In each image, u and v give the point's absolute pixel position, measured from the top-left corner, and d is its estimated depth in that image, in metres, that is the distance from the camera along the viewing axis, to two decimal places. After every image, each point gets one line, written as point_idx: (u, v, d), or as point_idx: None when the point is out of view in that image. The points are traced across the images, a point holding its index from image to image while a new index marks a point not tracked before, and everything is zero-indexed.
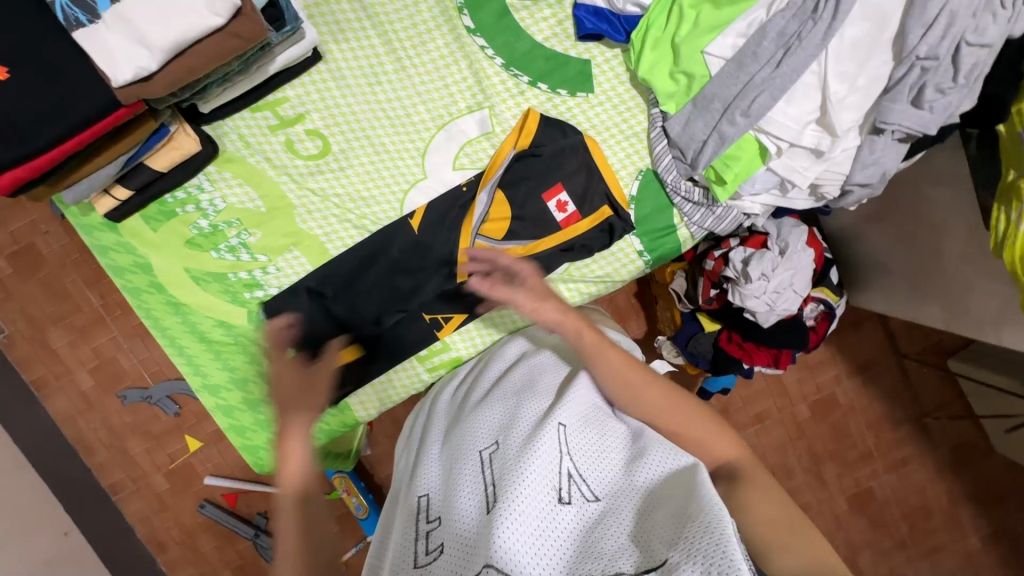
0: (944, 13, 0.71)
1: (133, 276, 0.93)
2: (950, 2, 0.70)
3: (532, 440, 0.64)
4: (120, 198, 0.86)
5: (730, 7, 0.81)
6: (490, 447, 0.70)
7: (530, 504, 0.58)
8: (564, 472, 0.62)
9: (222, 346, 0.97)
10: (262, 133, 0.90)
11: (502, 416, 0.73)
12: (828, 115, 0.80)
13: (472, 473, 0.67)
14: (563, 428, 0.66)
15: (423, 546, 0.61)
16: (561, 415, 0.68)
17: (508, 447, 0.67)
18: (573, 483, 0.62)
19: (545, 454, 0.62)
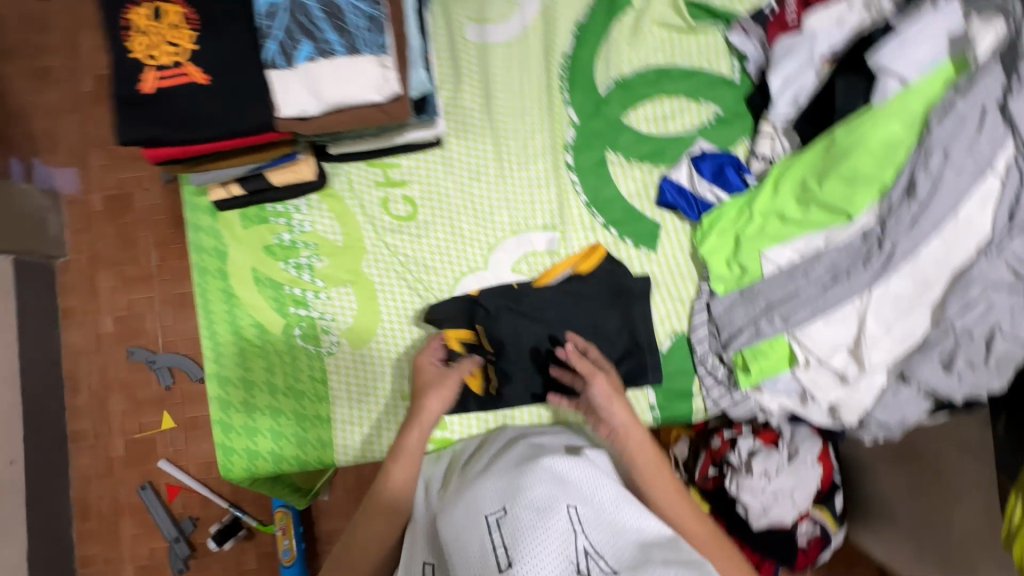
0: (983, 299, 0.77)
1: (207, 258, 1.04)
2: (991, 292, 0.76)
3: (543, 521, 0.71)
4: (233, 193, 1.00)
5: (794, 225, 0.90)
6: (497, 510, 0.75)
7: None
8: (579, 549, 0.70)
9: (249, 345, 1.03)
10: (367, 184, 1.04)
11: (506, 480, 0.78)
12: (860, 347, 0.86)
13: (479, 538, 0.72)
14: (574, 508, 0.74)
15: None
16: (571, 496, 0.75)
17: (518, 518, 0.73)
18: (589, 561, 0.69)
19: (559, 533, 0.71)
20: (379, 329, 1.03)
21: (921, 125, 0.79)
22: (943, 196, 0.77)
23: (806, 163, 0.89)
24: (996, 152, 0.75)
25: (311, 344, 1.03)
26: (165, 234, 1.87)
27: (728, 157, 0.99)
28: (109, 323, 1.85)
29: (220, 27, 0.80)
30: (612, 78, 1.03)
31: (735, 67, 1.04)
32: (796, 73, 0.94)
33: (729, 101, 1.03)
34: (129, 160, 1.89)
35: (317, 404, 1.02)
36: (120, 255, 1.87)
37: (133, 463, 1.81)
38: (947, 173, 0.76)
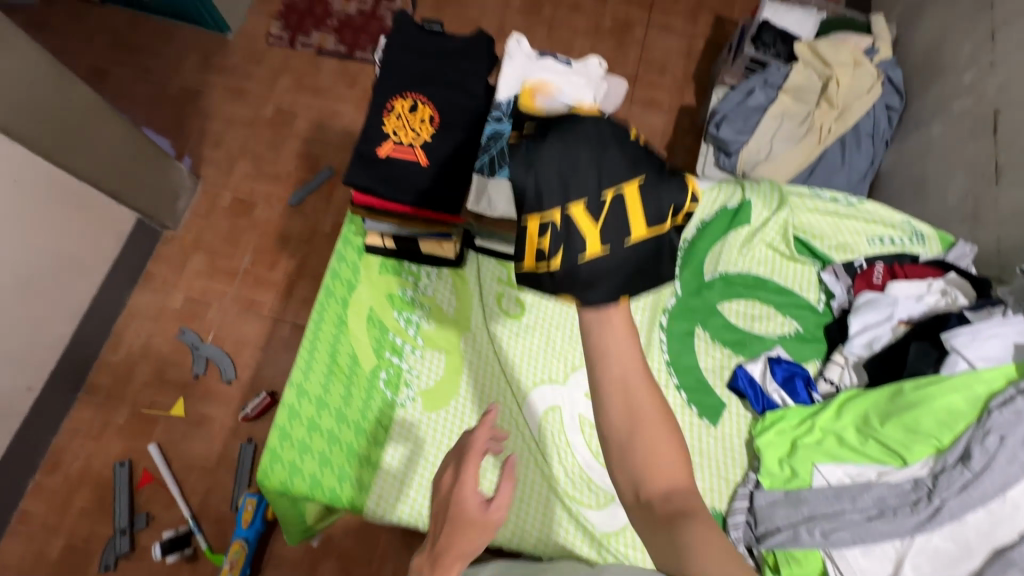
0: None
1: (337, 284, 1.17)
2: None
3: None
4: (384, 244, 1.16)
5: (851, 451, 0.99)
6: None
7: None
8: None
9: (337, 369, 1.12)
10: (491, 277, 1.20)
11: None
12: None
13: None
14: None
15: None
16: None
17: None
18: None
19: None
20: (453, 401, 1.12)
21: (980, 407, 0.91)
22: (995, 476, 0.86)
23: (871, 400, 1.00)
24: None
25: (390, 390, 1.12)
26: (267, 244, 2.05)
27: (801, 369, 1.12)
28: (179, 299, 1.97)
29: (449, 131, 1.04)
30: (717, 271, 1.22)
31: (821, 300, 1.22)
32: (875, 324, 1.10)
33: (809, 323, 1.19)
34: (270, 177, 2.13)
35: (372, 447, 1.09)
36: (220, 246, 2.04)
37: (123, 434, 1.81)
38: (1000, 457, 0.86)
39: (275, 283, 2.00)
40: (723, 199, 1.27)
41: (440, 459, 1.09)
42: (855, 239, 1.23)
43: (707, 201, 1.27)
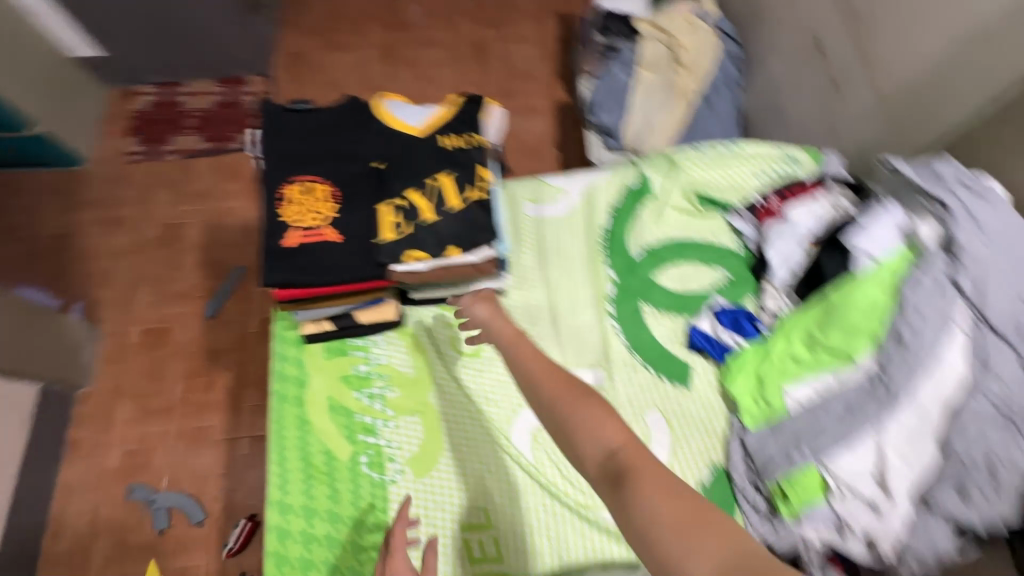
0: (978, 434, 0.91)
1: (287, 385, 1.13)
2: (983, 427, 0.91)
3: None
4: (321, 328, 1.15)
5: (810, 367, 1.07)
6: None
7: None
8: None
9: (315, 471, 1.08)
10: (438, 324, 1.19)
11: None
12: (885, 477, 0.97)
13: None
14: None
15: None
16: None
17: None
18: None
19: None
20: (442, 457, 1.10)
21: (894, 293, 1.01)
22: (926, 345, 0.95)
23: (810, 317, 1.09)
24: (959, 310, 0.94)
25: (376, 471, 1.08)
26: (195, 366, 1.91)
27: (741, 309, 1.21)
28: (115, 457, 1.79)
29: (348, 202, 1.02)
30: (642, 247, 1.28)
31: (736, 242, 1.32)
32: (785, 248, 1.22)
33: (734, 266, 1.28)
34: (176, 298, 2.00)
35: (375, 535, 1.04)
36: (145, 387, 1.88)
37: None
38: (925, 330, 0.95)
39: (216, 404, 1.87)
40: (623, 180, 1.33)
41: (448, 520, 1.06)
42: (745, 179, 1.35)
43: (610, 187, 1.33)
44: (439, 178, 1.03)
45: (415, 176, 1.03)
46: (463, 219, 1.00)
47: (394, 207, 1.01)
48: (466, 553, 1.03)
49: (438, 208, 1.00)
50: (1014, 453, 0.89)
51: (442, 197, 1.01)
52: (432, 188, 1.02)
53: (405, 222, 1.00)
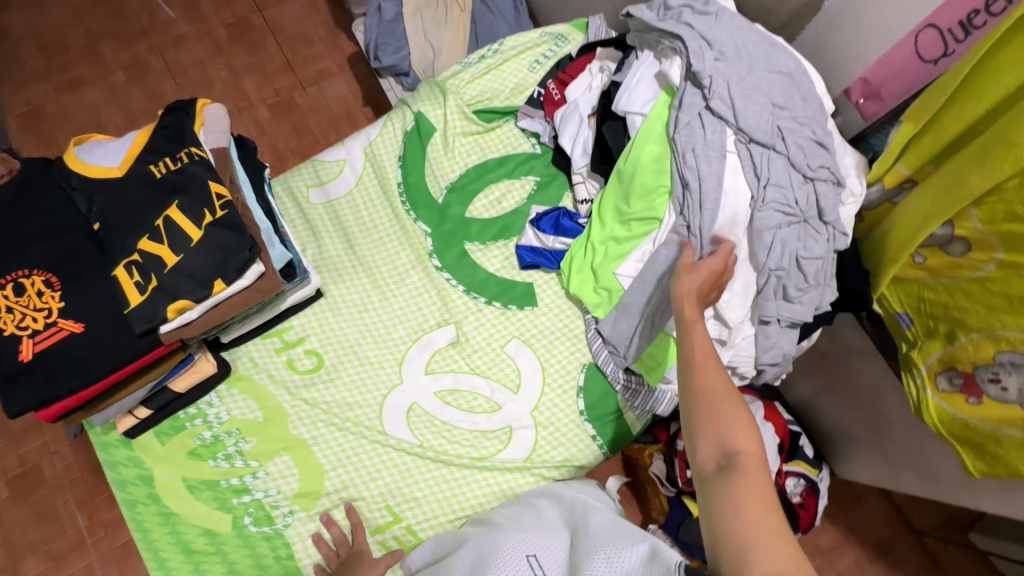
0: (777, 240, 0.95)
1: (133, 488, 1.03)
2: (778, 234, 0.95)
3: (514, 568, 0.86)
4: (140, 416, 1.02)
5: (628, 241, 1.07)
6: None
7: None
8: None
9: (202, 556, 1.01)
10: (268, 355, 1.10)
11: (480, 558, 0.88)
12: (719, 313, 1.01)
13: None
14: (533, 557, 0.87)
15: None
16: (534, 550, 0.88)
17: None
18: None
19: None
20: (326, 482, 1.05)
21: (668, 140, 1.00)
22: (709, 180, 0.96)
23: (613, 195, 1.09)
24: (725, 136, 0.96)
25: (265, 525, 1.02)
26: (86, 490, 1.56)
27: (560, 210, 1.18)
28: None
29: (76, 284, 0.88)
30: (444, 188, 1.21)
31: (536, 144, 1.27)
32: (576, 132, 1.17)
33: (541, 169, 1.24)
34: (26, 432, 1.59)
35: None
36: (39, 534, 1.52)
37: None
38: (702, 166, 0.96)
39: None
40: (401, 127, 1.24)
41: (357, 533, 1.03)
42: (521, 76, 1.28)
43: (389, 139, 1.23)
44: (166, 213, 0.89)
45: (139, 221, 0.89)
46: (209, 249, 0.88)
47: (127, 265, 0.88)
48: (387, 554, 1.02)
49: (179, 247, 0.87)
50: (810, 248, 0.96)
51: (178, 233, 0.88)
52: (164, 226, 0.88)
53: (148, 276, 0.87)
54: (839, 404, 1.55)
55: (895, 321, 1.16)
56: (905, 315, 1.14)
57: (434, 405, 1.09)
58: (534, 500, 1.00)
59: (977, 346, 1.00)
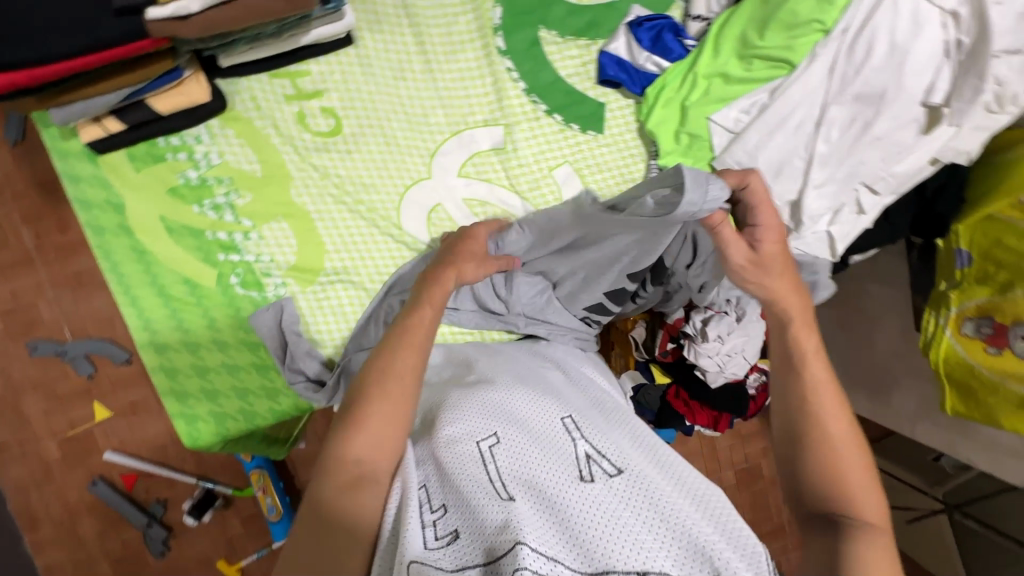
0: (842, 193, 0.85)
1: (101, 214, 0.88)
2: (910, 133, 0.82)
3: (547, 429, 0.69)
4: (111, 130, 0.83)
5: (737, 85, 0.88)
6: (489, 436, 0.68)
7: (544, 519, 0.58)
8: (578, 461, 0.65)
9: (181, 304, 0.91)
10: (275, 100, 0.90)
11: (500, 401, 0.73)
12: (803, 199, 0.88)
13: (476, 461, 0.65)
14: (569, 420, 0.72)
15: (432, 532, 0.60)
16: (568, 411, 0.73)
17: (515, 431, 0.68)
18: (592, 462, 0.65)
19: (558, 441, 0.68)
20: (327, 265, 0.94)
21: None
22: (881, 28, 0.77)
23: (746, 16, 0.86)
24: None
25: (253, 290, 0.93)
26: (31, 206, 1.40)
27: (666, 20, 0.93)
28: None
29: None
30: None
31: None
32: None
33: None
34: None
35: None
36: None
37: (72, 462, 1.46)
38: (876, 13, 0.77)
39: (84, 243, 1.43)
40: None
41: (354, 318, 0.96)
42: None
43: None
44: None
45: None
46: None
47: None
48: None
49: None
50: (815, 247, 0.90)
51: None
52: None
53: None
54: (826, 322, 1.56)
55: (949, 258, 1.09)
56: (965, 254, 1.07)
57: (460, 211, 0.97)
58: (541, 371, 0.84)
59: None
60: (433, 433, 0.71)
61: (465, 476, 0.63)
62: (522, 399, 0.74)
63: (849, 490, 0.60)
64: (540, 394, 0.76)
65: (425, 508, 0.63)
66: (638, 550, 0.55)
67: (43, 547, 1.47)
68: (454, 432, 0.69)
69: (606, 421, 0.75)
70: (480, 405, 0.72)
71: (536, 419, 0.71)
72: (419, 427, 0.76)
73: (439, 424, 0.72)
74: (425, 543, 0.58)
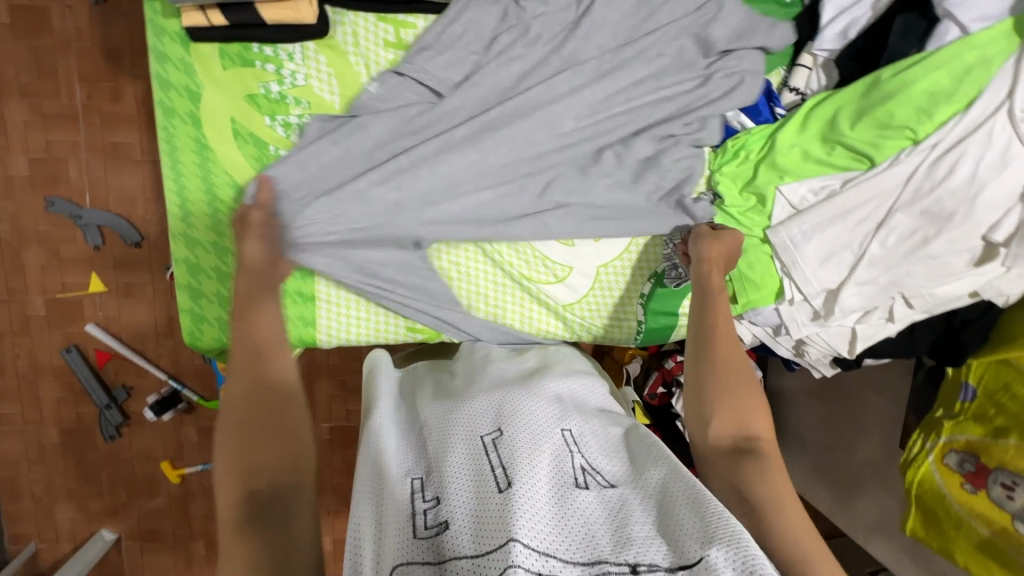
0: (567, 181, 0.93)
1: (175, 98, 0.89)
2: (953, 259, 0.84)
3: (540, 436, 0.68)
4: (212, 23, 0.84)
5: (814, 165, 0.90)
6: (492, 432, 0.69)
7: (540, 507, 0.56)
8: (574, 466, 0.65)
9: (223, 206, 0.92)
10: (375, 43, 0.91)
11: (498, 407, 0.74)
12: (840, 291, 0.91)
13: (476, 455, 0.65)
14: (567, 433, 0.71)
15: (424, 519, 0.57)
16: (565, 424, 0.73)
17: (514, 435, 0.68)
18: (589, 473, 0.64)
19: (554, 450, 0.66)
20: None
21: (963, 80, 0.78)
22: (970, 155, 0.79)
23: (841, 101, 0.86)
24: (993, 118, 0.77)
25: None
26: (91, 67, 1.48)
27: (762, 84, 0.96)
28: (23, 164, 1.48)
29: None
30: None
31: None
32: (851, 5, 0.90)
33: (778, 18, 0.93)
34: None
35: (300, 280, 0.95)
36: (35, 82, 1.46)
37: (54, 323, 1.55)
38: (969, 140, 0.79)
39: (131, 118, 1.51)
40: None
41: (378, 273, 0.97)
42: None
43: None
44: None
45: None
46: None
47: None
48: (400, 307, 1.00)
49: None
50: (812, 343, 1.00)
51: None
52: None
53: None
54: (813, 412, 1.58)
55: (954, 388, 1.11)
56: (970, 389, 1.08)
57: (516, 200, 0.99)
58: (551, 381, 0.84)
59: (1017, 454, 0.98)
60: (439, 434, 0.71)
61: (462, 467, 0.63)
62: (530, 405, 0.75)
63: (734, 408, 0.72)
64: (549, 404, 0.76)
65: (417, 495, 0.61)
66: (628, 543, 0.52)
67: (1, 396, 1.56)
68: (460, 432, 0.69)
69: (601, 433, 0.74)
70: (485, 411, 0.74)
71: (540, 422, 0.71)
72: (425, 424, 0.74)
73: (447, 427, 0.71)
74: (411, 531, 0.55)
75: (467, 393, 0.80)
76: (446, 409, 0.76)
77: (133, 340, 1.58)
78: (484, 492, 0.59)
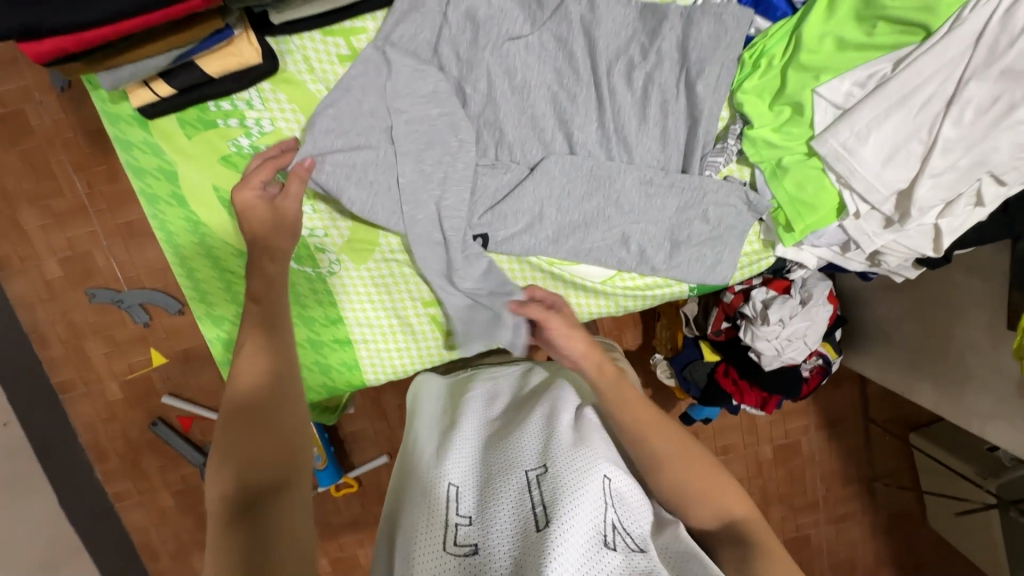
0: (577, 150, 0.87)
1: (154, 181, 0.85)
2: None
3: (583, 475, 0.58)
4: (160, 95, 0.78)
5: (854, 52, 0.76)
6: (537, 461, 0.62)
7: (566, 567, 0.49)
8: (608, 530, 0.55)
9: (236, 277, 0.90)
10: (329, 61, 0.83)
11: (545, 432, 0.66)
12: (914, 189, 0.78)
13: (513, 484, 0.60)
14: (611, 479, 0.60)
15: (453, 536, 0.56)
16: (611, 465, 0.62)
17: (561, 467, 0.59)
18: (620, 533, 0.56)
19: (593, 494, 0.57)
20: (382, 236, 0.90)
21: None
22: None
23: None
24: None
25: (307, 265, 0.90)
26: (82, 155, 1.47)
27: None
28: (55, 265, 1.52)
29: None
30: None
31: None
32: None
33: None
34: (4, 66, 1.40)
35: (331, 328, 0.93)
36: (36, 185, 1.47)
37: (134, 403, 1.63)
38: None
39: (134, 195, 1.50)
40: None
41: (407, 299, 0.93)
42: None
43: None
44: None
45: None
46: None
47: None
48: (436, 328, 0.94)
49: None
50: (889, 252, 0.89)
51: None
52: None
53: None
54: (899, 305, 1.46)
55: None
56: None
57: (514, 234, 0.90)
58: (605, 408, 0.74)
59: None
60: (488, 452, 0.67)
61: (503, 494, 0.59)
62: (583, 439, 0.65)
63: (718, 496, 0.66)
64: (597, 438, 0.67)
65: (452, 510, 0.60)
66: None
67: (111, 477, 1.67)
68: (507, 453, 0.64)
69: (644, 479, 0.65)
70: (534, 433, 0.67)
71: (586, 455, 0.61)
72: (474, 431, 0.72)
73: (497, 446, 0.67)
74: (443, 544, 0.55)
75: (516, 412, 0.75)
76: (496, 432, 0.71)
77: (207, 401, 1.63)
78: (517, 528, 0.55)
